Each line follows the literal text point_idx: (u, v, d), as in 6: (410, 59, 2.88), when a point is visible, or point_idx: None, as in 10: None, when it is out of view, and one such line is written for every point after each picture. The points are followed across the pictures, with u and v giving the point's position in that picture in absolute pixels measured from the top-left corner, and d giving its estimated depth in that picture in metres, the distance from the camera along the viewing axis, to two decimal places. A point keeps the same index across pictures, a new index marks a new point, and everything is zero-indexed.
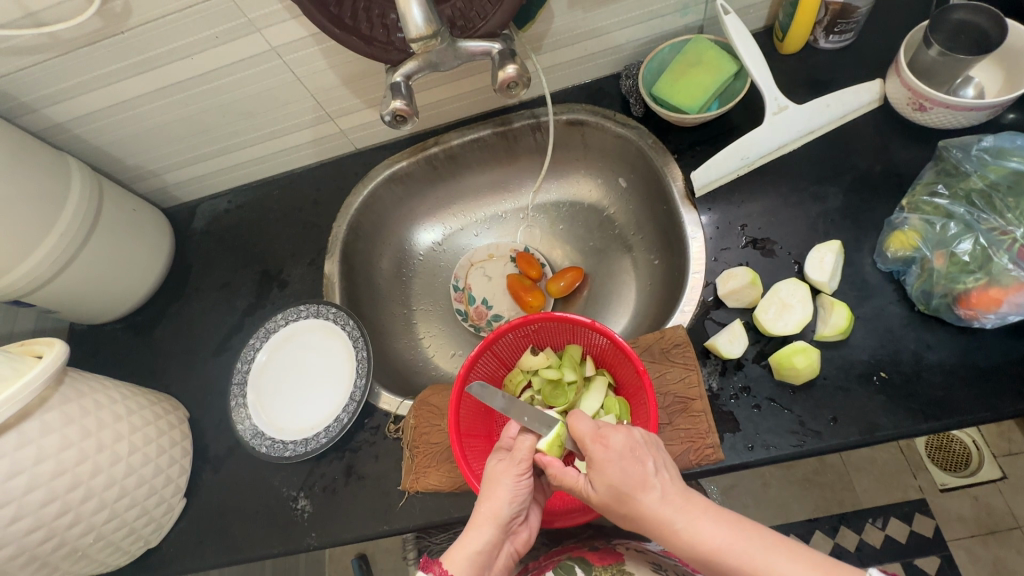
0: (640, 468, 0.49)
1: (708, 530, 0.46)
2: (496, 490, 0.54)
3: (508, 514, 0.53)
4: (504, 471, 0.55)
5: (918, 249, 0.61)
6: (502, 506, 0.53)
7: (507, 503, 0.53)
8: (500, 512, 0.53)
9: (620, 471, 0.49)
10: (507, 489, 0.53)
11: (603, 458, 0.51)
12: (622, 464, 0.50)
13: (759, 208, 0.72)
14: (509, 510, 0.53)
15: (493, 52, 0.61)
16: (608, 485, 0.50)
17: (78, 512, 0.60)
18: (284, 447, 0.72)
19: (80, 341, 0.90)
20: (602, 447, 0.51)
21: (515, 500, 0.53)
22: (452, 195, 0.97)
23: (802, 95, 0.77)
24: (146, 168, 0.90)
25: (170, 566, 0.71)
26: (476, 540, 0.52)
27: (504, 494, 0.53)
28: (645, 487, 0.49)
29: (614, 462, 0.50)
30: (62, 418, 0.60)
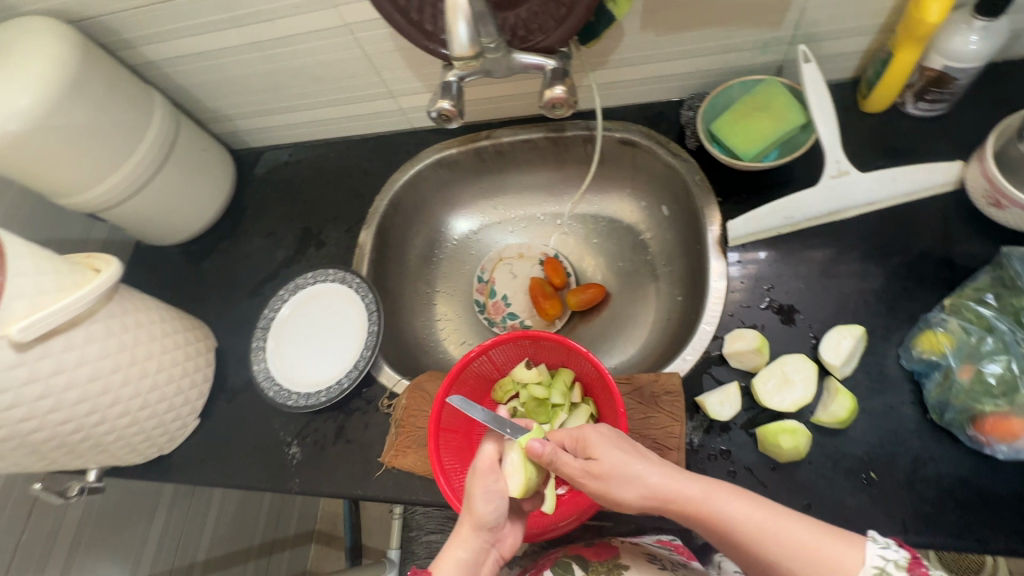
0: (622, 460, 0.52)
1: (717, 498, 0.49)
2: (474, 500, 0.51)
3: (489, 522, 0.52)
4: (478, 484, 0.52)
5: (946, 357, 0.57)
6: (482, 514, 0.51)
7: (489, 511, 0.51)
8: (479, 520, 0.51)
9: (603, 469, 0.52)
10: (483, 498, 0.51)
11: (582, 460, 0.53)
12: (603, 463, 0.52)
13: (791, 272, 0.69)
14: (491, 518, 0.52)
15: (546, 68, 0.61)
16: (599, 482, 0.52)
17: (105, 413, 0.69)
18: (288, 396, 0.78)
19: (141, 258, 1.00)
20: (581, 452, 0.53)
21: (493, 507, 0.51)
22: (495, 188, 0.99)
23: (871, 160, 0.72)
24: (222, 112, 0.96)
25: (175, 474, 0.80)
26: (462, 549, 0.52)
27: (484, 503, 0.51)
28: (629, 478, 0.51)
29: (613, 443, 0.52)
30: (105, 330, 0.68)
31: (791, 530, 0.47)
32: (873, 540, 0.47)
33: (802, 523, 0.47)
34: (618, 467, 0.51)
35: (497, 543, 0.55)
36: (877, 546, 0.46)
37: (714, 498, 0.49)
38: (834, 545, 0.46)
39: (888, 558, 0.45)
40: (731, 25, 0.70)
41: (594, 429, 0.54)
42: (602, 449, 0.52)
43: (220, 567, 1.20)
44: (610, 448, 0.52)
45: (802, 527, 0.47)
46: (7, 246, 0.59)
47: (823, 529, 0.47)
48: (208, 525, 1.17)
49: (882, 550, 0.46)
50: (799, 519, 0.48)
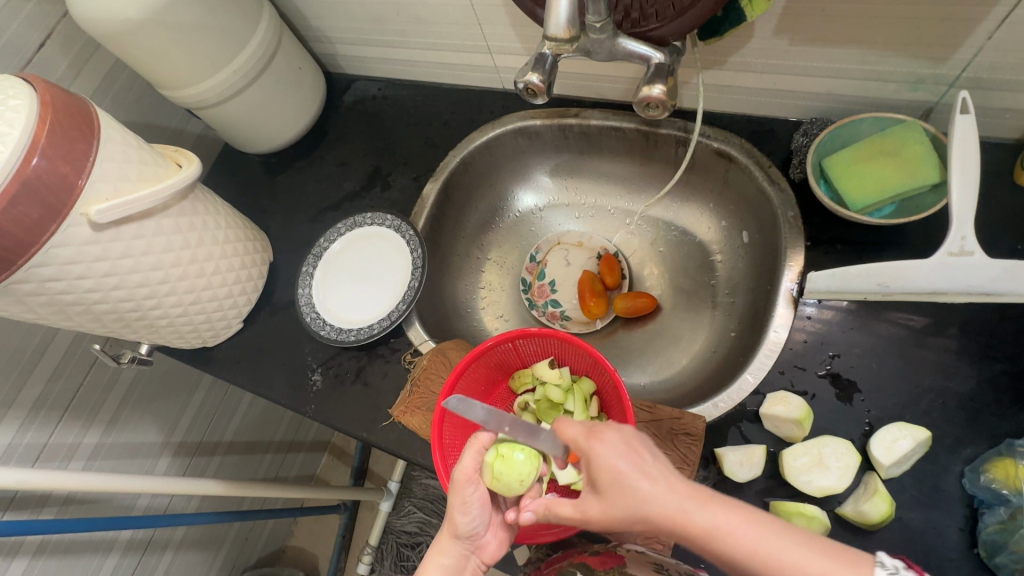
0: (637, 459, 0.47)
1: (711, 516, 0.43)
2: (454, 513, 0.52)
3: (466, 531, 0.53)
4: (456, 495, 0.53)
5: (1020, 495, 0.49)
6: (460, 527, 0.52)
7: (466, 521, 0.52)
8: (456, 528, 0.53)
9: (618, 466, 0.46)
10: (460, 511, 0.52)
11: (598, 455, 0.47)
12: (619, 458, 0.47)
13: (865, 346, 0.61)
14: (471, 528, 0.53)
15: (651, 61, 0.55)
16: (607, 480, 0.46)
17: (161, 301, 0.74)
18: (322, 326, 0.82)
19: (226, 159, 1.05)
20: (596, 445, 0.48)
21: (471, 518, 0.53)
22: (571, 169, 0.94)
23: (1006, 246, 0.61)
24: (325, 33, 0.97)
25: (212, 367, 0.87)
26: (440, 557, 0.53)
27: (463, 516, 0.52)
28: (641, 476, 0.45)
29: (616, 458, 0.47)
30: (174, 226, 0.72)
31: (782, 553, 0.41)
32: (880, 563, 0.41)
33: (797, 546, 0.42)
34: (618, 480, 0.46)
35: (478, 551, 0.55)
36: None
37: (704, 514, 0.43)
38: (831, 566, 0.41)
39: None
40: (885, 48, 0.60)
41: (597, 443, 0.48)
42: (598, 469, 0.47)
43: (242, 451, 1.32)
44: (611, 466, 0.46)
45: (799, 551, 0.42)
46: (103, 129, 0.63)
47: (823, 551, 0.42)
48: (238, 413, 1.28)
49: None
50: (801, 540, 0.42)
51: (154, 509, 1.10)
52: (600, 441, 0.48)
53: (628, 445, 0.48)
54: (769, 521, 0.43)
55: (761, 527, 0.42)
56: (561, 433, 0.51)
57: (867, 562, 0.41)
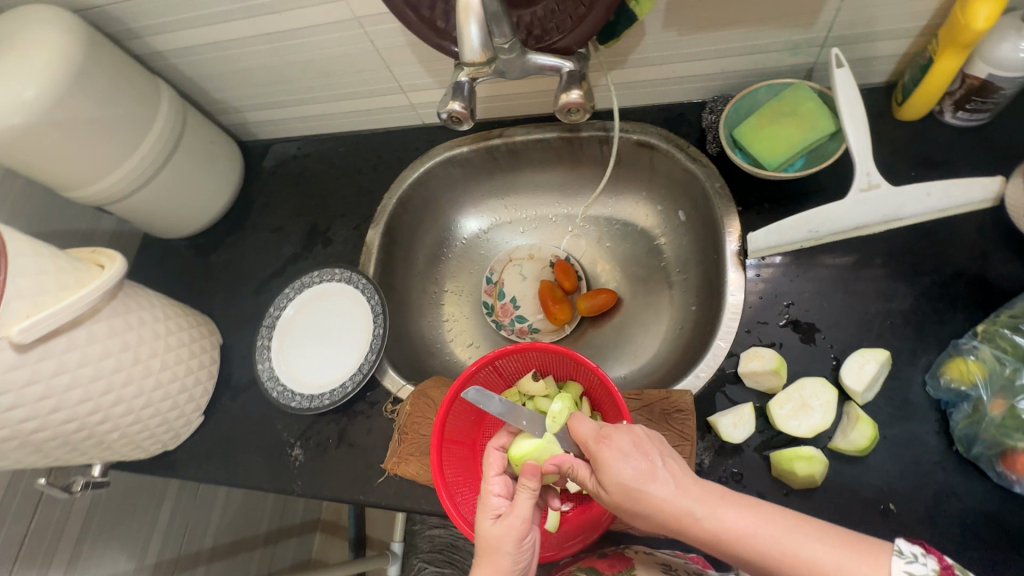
0: (648, 462, 0.48)
1: (725, 518, 0.44)
2: (499, 557, 0.51)
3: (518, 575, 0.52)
4: (506, 539, 0.51)
5: (976, 387, 0.54)
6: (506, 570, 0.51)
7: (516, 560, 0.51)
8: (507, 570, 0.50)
9: (628, 470, 0.48)
10: (512, 556, 0.51)
11: (609, 457, 0.49)
12: (629, 462, 0.48)
13: (813, 288, 0.66)
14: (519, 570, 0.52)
15: (562, 70, 0.58)
16: (617, 484, 0.48)
17: (108, 412, 0.68)
18: (292, 397, 0.78)
19: (149, 250, 0.99)
20: (606, 448, 0.50)
21: (520, 560, 0.51)
22: (506, 187, 0.96)
23: (904, 173, 0.68)
24: (231, 103, 0.95)
25: (179, 471, 0.80)
26: None
27: (517, 554, 0.51)
28: (654, 483, 0.47)
29: (624, 461, 0.49)
30: (109, 329, 0.67)
31: (794, 544, 0.42)
32: (899, 551, 0.41)
33: (814, 542, 0.42)
34: (625, 490, 0.48)
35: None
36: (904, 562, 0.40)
37: (713, 515, 0.45)
38: (850, 562, 0.41)
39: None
40: (760, 24, 0.67)
41: (606, 446, 0.50)
42: (609, 470, 0.49)
43: (226, 555, 1.21)
44: (618, 470, 0.48)
45: (814, 546, 0.42)
46: (9, 244, 0.58)
47: (845, 546, 0.42)
48: (215, 515, 1.18)
49: (909, 565, 0.40)
50: (815, 531, 0.43)
51: None
52: (608, 446, 0.50)
53: (640, 448, 0.49)
54: (792, 521, 0.44)
55: (774, 524, 0.43)
56: (573, 430, 0.53)
57: (885, 548, 0.41)
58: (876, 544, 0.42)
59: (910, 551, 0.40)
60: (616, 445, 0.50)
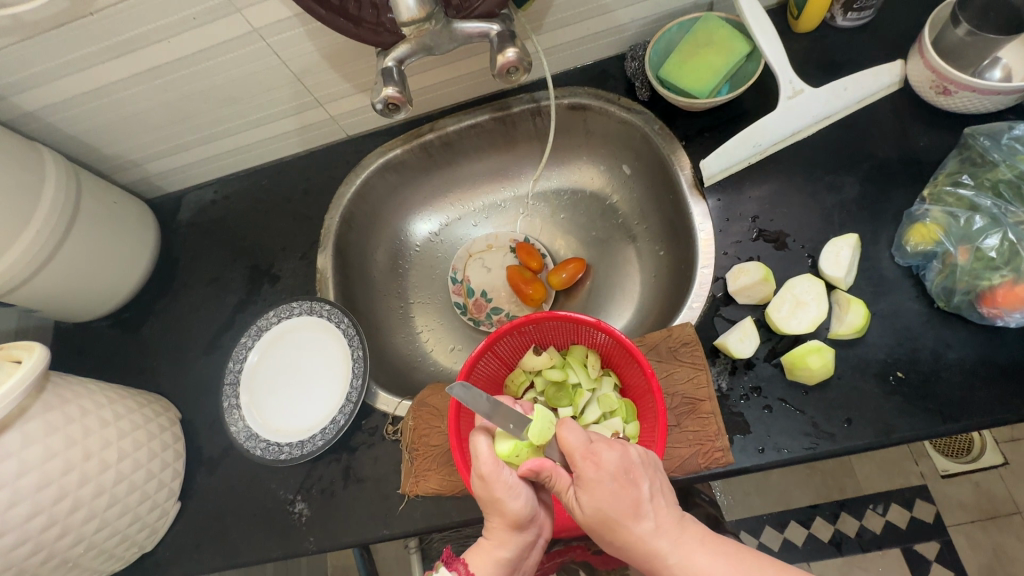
0: (634, 492, 0.46)
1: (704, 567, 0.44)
2: (504, 497, 0.50)
3: (525, 514, 0.51)
4: (496, 485, 0.51)
5: (940, 243, 0.58)
6: (514, 512, 0.50)
7: (523, 506, 0.50)
8: (515, 518, 0.50)
9: (611, 494, 0.46)
10: (511, 493, 0.50)
11: (593, 479, 0.46)
12: (613, 487, 0.46)
13: (771, 199, 0.69)
14: (529, 509, 0.51)
15: (491, 33, 0.57)
16: (594, 508, 0.46)
17: (66, 524, 0.58)
18: (279, 450, 0.70)
19: (67, 339, 0.87)
20: (593, 467, 0.46)
21: (525, 501, 0.51)
22: (448, 183, 0.94)
23: (818, 77, 0.73)
24: (128, 157, 0.85)
25: (167, 571, 0.70)
26: (505, 546, 0.51)
27: (512, 497, 0.50)
28: (637, 515, 0.45)
29: (607, 486, 0.46)
30: (45, 428, 0.57)
31: None
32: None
33: None
34: (602, 520, 0.46)
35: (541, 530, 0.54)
36: None
37: (686, 560, 0.44)
38: None
39: None
40: None
41: (592, 465, 0.46)
42: (590, 490, 0.46)
43: None
44: (600, 495, 0.46)
45: None
46: None
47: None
48: None
49: None
50: None
51: None
52: (594, 467, 0.46)
53: (630, 472, 0.46)
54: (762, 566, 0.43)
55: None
56: (558, 437, 0.49)
57: None
58: None
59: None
60: (607, 464, 0.46)
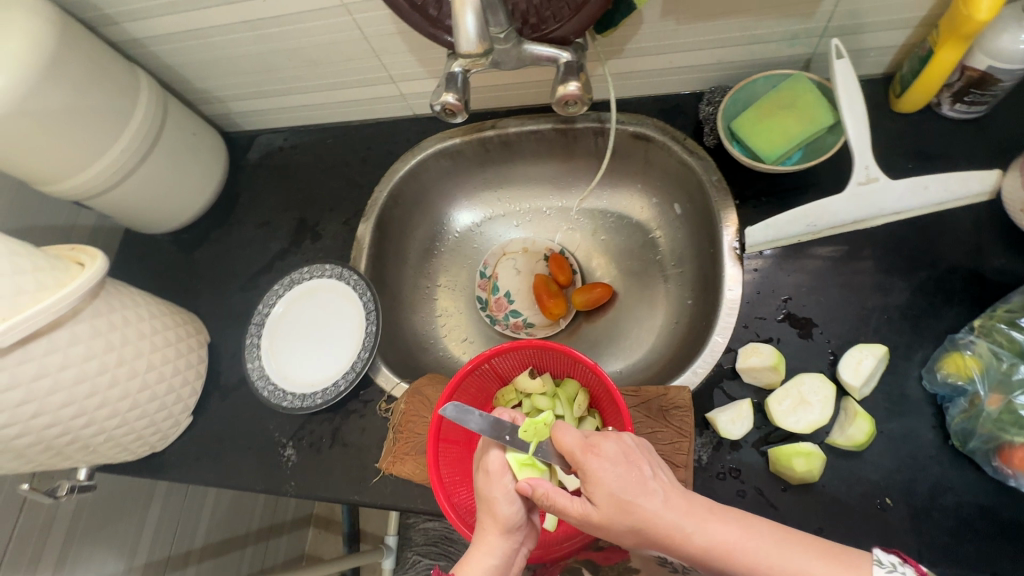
0: (637, 472, 0.46)
1: (718, 530, 0.43)
2: (496, 503, 0.50)
3: (514, 521, 0.51)
4: (495, 488, 0.50)
5: (973, 382, 0.54)
6: (506, 517, 0.50)
7: (514, 510, 0.50)
8: (506, 522, 0.50)
9: (617, 477, 0.46)
10: (504, 499, 0.50)
11: (597, 469, 0.46)
12: (618, 471, 0.46)
13: (810, 283, 0.66)
14: (518, 517, 0.50)
15: (559, 61, 0.57)
16: (607, 496, 0.45)
17: (93, 416, 0.66)
18: (283, 397, 0.76)
19: (132, 245, 0.96)
20: (595, 459, 0.46)
21: (517, 508, 0.51)
22: (499, 180, 0.95)
23: (902, 166, 0.68)
24: (214, 93, 0.92)
25: (168, 473, 0.79)
26: (491, 553, 0.49)
27: (507, 503, 0.50)
28: (644, 493, 0.45)
29: (613, 473, 0.46)
30: (91, 331, 0.65)
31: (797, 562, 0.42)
32: (877, 561, 0.42)
33: (804, 554, 0.42)
34: (616, 506, 0.45)
35: (524, 540, 0.53)
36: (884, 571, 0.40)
37: (702, 530, 0.44)
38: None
39: None
40: (760, 13, 0.65)
41: (594, 457, 0.46)
42: (599, 484, 0.46)
43: (219, 551, 1.22)
44: (609, 484, 0.45)
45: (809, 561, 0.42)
46: None
47: (823, 556, 0.42)
48: (206, 512, 1.17)
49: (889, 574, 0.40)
50: (810, 551, 0.42)
51: None
52: (595, 458, 0.46)
53: (630, 456, 0.47)
54: (770, 533, 0.43)
55: (762, 538, 0.43)
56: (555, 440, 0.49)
57: (865, 560, 0.42)
58: (856, 557, 0.42)
59: (889, 560, 0.41)
60: (605, 451, 0.47)
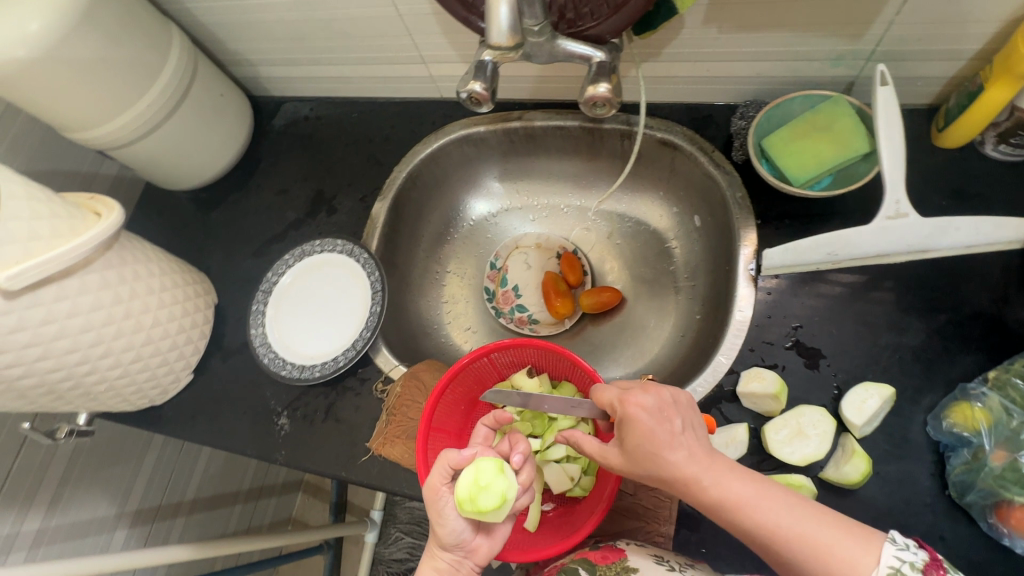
0: (670, 426, 0.47)
1: (735, 487, 0.44)
2: (434, 522, 0.52)
3: (452, 540, 0.52)
4: (433, 506, 0.52)
5: (980, 434, 0.53)
6: (443, 537, 0.51)
7: (450, 531, 0.51)
8: (440, 541, 0.52)
9: (648, 428, 0.46)
10: (439, 521, 0.51)
11: (631, 417, 0.47)
12: (653, 421, 0.47)
13: (823, 314, 0.64)
14: (454, 536, 0.51)
15: (592, 60, 0.55)
16: (636, 440, 0.47)
17: (96, 364, 0.68)
18: (282, 365, 0.77)
19: (151, 199, 0.97)
20: (632, 407, 0.48)
21: (455, 527, 0.51)
22: (520, 172, 0.93)
23: (935, 203, 0.66)
24: (245, 56, 0.91)
25: (164, 427, 0.80)
26: (431, 568, 0.52)
27: (442, 525, 0.51)
28: (671, 445, 0.46)
29: (646, 422, 0.47)
30: (101, 281, 0.66)
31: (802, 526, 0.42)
32: (890, 539, 0.41)
33: (816, 522, 0.42)
34: (642, 451, 0.47)
35: (472, 555, 0.53)
36: (895, 547, 0.40)
37: (720, 483, 0.45)
38: (845, 541, 0.41)
39: (904, 559, 0.40)
40: (806, 29, 0.63)
41: (632, 405, 0.48)
42: (632, 430, 0.47)
43: (208, 506, 1.25)
44: (640, 432, 0.47)
45: (812, 524, 0.42)
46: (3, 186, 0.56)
47: (833, 525, 0.42)
48: (200, 466, 1.20)
49: (899, 551, 0.40)
50: (820, 519, 0.42)
51: None
52: (638, 406, 0.47)
53: (666, 409, 0.47)
54: (785, 498, 0.44)
55: (773, 500, 0.44)
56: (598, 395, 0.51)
57: (877, 536, 0.42)
58: (869, 531, 0.42)
59: (903, 540, 0.41)
60: (644, 401, 0.47)
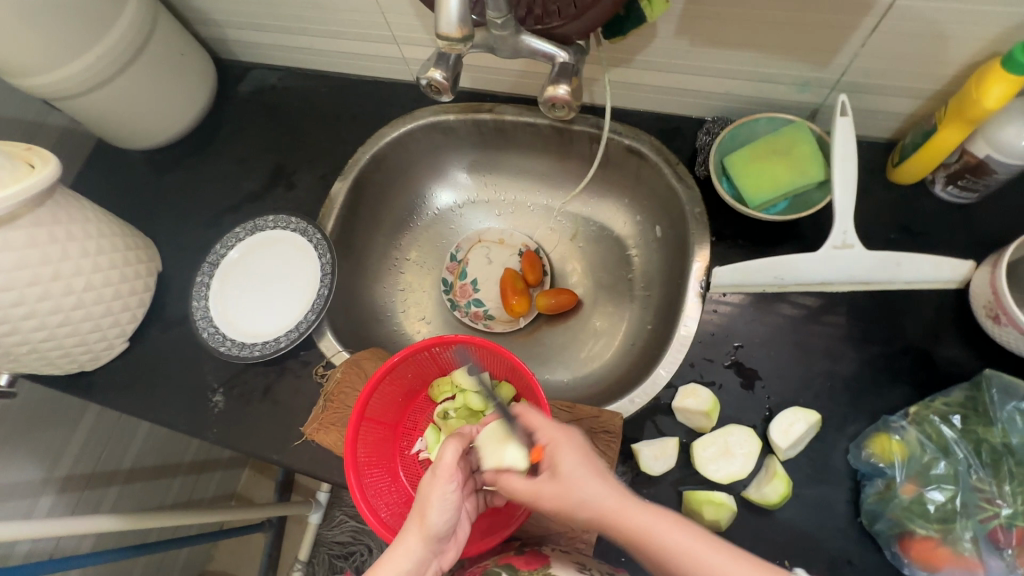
0: (593, 463, 0.49)
1: (658, 524, 0.45)
2: (428, 509, 0.50)
3: (439, 531, 0.51)
4: (433, 491, 0.50)
5: (893, 467, 0.55)
6: (432, 526, 0.50)
7: (442, 522, 0.51)
8: (429, 531, 0.50)
9: (576, 457, 0.49)
10: (436, 509, 0.50)
11: (560, 445, 0.49)
12: (577, 453, 0.49)
13: (765, 336, 0.65)
14: (441, 527, 0.51)
15: (556, 60, 0.55)
16: (563, 466, 0.48)
17: (17, 325, 0.64)
18: (221, 342, 0.75)
19: (102, 156, 0.93)
20: (562, 436, 0.50)
21: (445, 520, 0.51)
22: (488, 165, 0.92)
23: (883, 237, 0.67)
24: (212, 16, 0.87)
25: (93, 394, 0.77)
26: (407, 559, 0.49)
27: (437, 513, 0.50)
28: (598, 477, 0.48)
29: (574, 452, 0.49)
30: (27, 239, 0.62)
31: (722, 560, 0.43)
32: None
33: (722, 554, 0.43)
34: (566, 480, 0.48)
35: (439, 556, 0.53)
36: None
37: (644, 516, 0.46)
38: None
39: None
40: (775, 52, 0.63)
41: (563, 436, 0.50)
42: (560, 457, 0.49)
43: (145, 477, 1.21)
44: (568, 459, 0.48)
45: (722, 559, 0.43)
46: None
47: (754, 566, 0.43)
48: (139, 435, 1.17)
49: None
50: (728, 554, 0.44)
51: (37, 553, 1.02)
52: (570, 438, 0.50)
53: (589, 449, 0.50)
54: (700, 534, 0.45)
55: (695, 534, 0.44)
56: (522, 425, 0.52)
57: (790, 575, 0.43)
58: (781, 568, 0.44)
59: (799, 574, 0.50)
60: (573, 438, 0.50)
